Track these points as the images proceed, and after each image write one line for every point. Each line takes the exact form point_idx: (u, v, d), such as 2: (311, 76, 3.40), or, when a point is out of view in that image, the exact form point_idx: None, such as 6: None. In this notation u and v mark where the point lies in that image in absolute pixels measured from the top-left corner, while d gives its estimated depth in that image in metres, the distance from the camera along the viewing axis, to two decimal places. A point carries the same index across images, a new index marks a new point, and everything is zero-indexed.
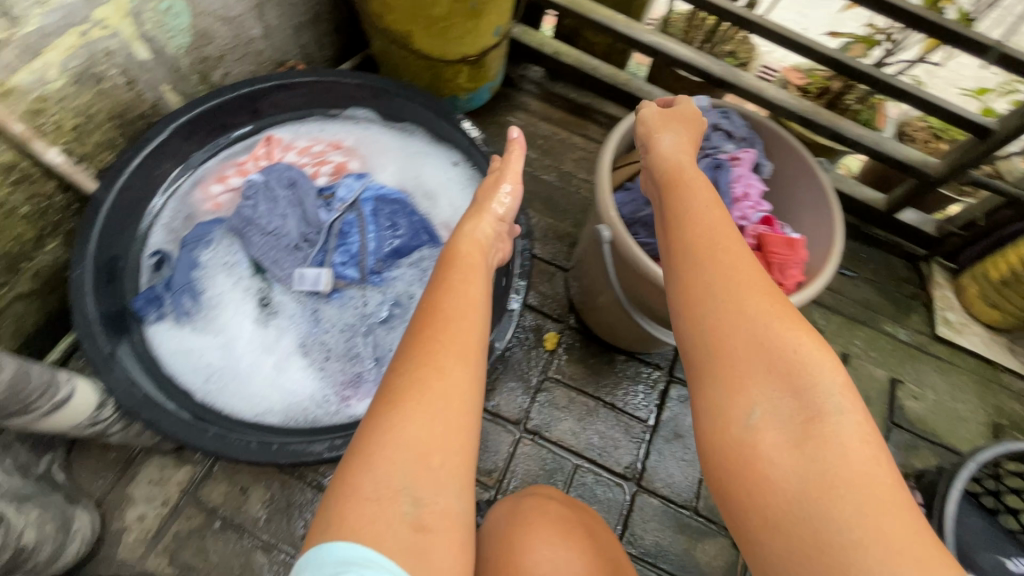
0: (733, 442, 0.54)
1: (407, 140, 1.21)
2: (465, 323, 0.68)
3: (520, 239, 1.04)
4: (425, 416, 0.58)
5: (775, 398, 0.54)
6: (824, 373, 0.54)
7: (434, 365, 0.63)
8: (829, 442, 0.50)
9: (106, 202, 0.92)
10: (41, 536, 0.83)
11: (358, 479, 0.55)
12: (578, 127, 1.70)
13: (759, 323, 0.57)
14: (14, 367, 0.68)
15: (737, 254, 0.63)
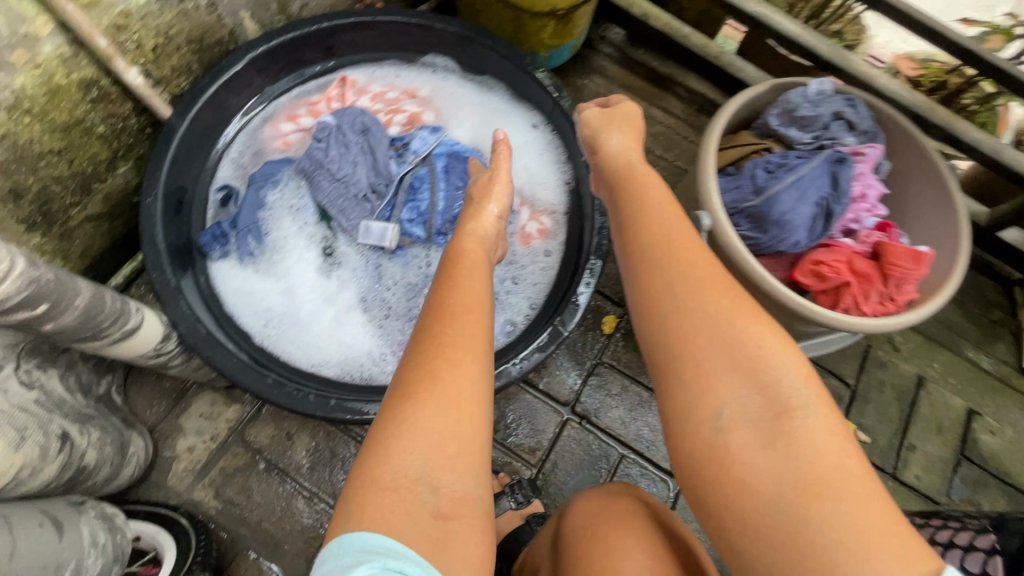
0: (707, 444, 0.52)
1: (486, 96, 1.13)
2: (461, 305, 0.65)
3: (600, 214, 0.96)
4: (431, 398, 0.56)
5: (744, 394, 0.51)
6: (783, 364, 0.51)
7: (438, 348, 0.60)
8: (801, 439, 0.48)
9: (180, 129, 0.89)
10: (100, 458, 0.84)
11: (373, 466, 0.53)
12: (656, 99, 1.58)
13: (719, 317, 0.54)
14: (90, 292, 0.66)
15: (691, 251, 0.60)
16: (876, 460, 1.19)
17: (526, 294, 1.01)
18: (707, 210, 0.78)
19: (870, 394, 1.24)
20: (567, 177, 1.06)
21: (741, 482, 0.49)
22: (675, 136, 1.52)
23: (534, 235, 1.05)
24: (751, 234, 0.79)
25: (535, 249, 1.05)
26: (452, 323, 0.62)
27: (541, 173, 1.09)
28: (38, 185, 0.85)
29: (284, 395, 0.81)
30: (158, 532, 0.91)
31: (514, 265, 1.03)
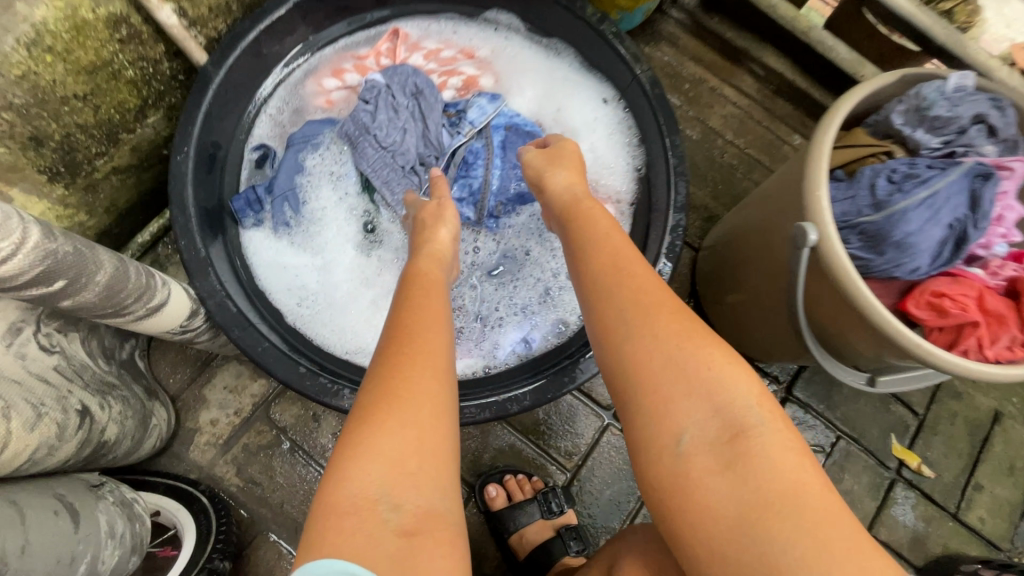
0: (672, 472, 0.49)
1: (553, 61, 1.00)
2: (422, 321, 0.63)
3: (676, 211, 0.85)
4: (393, 413, 0.53)
5: (698, 415, 0.50)
6: (729, 381, 0.50)
7: (399, 362, 0.57)
8: (755, 457, 0.47)
9: (216, 80, 0.79)
10: (122, 432, 0.79)
11: (336, 483, 0.50)
12: (729, 76, 1.41)
13: (669, 340, 0.53)
14: (112, 266, 0.59)
15: (640, 277, 0.58)
16: (938, 497, 1.09)
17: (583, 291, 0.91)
18: (815, 224, 0.66)
19: (939, 425, 1.13)
20: (637, 163, 0.94)
21: (704, 508, 0.47)
22: (747, 120, 1.36)
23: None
24: (865, 255, 0.68)
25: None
26: (412, 337, 0.60)
27: (608, 156, 0.97)
28: (61, 133, 0.76)
29: (318, 389, 0.74)
30: (179, 509, 0.87)
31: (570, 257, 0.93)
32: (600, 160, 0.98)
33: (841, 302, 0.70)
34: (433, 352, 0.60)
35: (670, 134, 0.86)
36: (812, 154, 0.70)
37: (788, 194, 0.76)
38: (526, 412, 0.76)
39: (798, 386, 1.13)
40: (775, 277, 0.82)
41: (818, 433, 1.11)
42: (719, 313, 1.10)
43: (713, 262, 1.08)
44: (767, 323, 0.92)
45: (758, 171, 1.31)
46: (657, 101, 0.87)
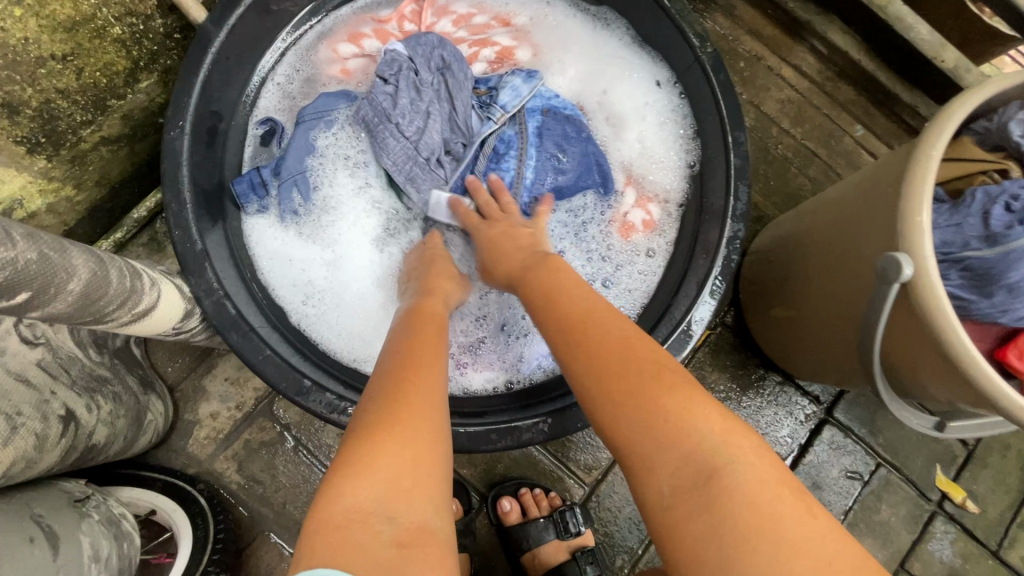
0: (663, 526, 0.43)
1: (599, 33, 0.88)
2: (421, 343, 0.57)
3: (735, 220, 0.73)
4: (396, 429, 0.47)
5: (672, 462, 0.44)
6: (694, 418, 0.45)
7: (400, 378, 0.51)
8: (733, 499, 0.41)
9: (216, 41, 0.69)
10: (112, 433, 0.73)
11: (328, 496, 0.43)
12: (789, 51, 1.23)
13: (616, 389, 0.48)
14: (88, 271, 0.51)
15: (608, 321, 0.54)
16: (980, 534, 1.02)
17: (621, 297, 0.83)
18: (910, 259, 0.56)
19: (989, 458, 1.04)
20: (692, 159, 0.82)
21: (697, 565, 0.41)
22: (806, 106, 1.21)
23: (637, 227, 0.84)
24: (965, 295, 0.58)
25: (635, 245, 0.84)
26: (411, 357, 0.54)
27: (657, 148, 0.85)
28: (39, 99, 0.68)
29: (322, 407, 0.66)
30: (175, 510, 0.82)
31: (605, 261, 0.85)
32: (648, 152, 0.86)
33: (928, 346, 0.60)
34: (434, 369, 0.54)
35: (734, 129, 0.74)
36: (913, 171, 0.59)
37: (870, 214, 0.66)
38: (551, 441, 0.69)
39: (840, 408, 1.04)
40: (842, 304, 0.72)
41: (857, 459, 1.03)
42: (761, 330, 0.99)
43: (757, 270, 0.97)
44: (822, 349, 0.82)
45: (813, 165, 1.18)
46: (722, 87, 0.74)
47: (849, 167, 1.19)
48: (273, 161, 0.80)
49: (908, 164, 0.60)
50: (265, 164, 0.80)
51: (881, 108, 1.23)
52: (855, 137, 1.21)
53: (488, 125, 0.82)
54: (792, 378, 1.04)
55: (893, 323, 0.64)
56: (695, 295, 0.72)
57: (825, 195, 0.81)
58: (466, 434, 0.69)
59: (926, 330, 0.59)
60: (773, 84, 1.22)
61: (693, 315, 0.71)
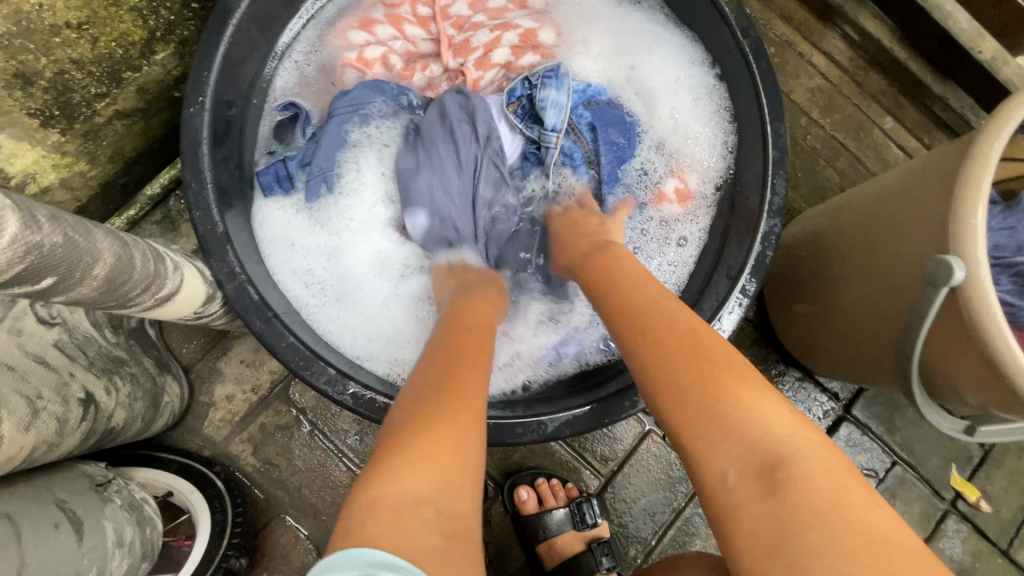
0: (721, 510, 0.44)
1: (625, 6, 0.84)
2: (465, 341, 0.58)
3: (771, 215, 0.70)
4: (448, 420, 0.47)
5: (735, 450, 0.45)
6: (760, 414, 0.46)
7: (451, 372, 0.52)
8: (800, 485, 0.42)
9: (237, 11, 0.66)
10: (130, 415, 0.72)
11: (381, 475, 0.43)
12: (822, 36, 1.19)
13: (685, 380, 0.49)
14: (112, 254, 0.49)
15: (676, 317, 0.55)
16: (991, 533, 1.02)
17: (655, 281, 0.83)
18: (961, 260, 0.55)
19: (1004, 458, 1.04)
20: (727, 137, 0.79)
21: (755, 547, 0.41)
22: (836, 96, 1.17)
23: (668, 199, 0.83)
24: (1015, 300, 0.58)
25: (670, 225, 0.83)
26: (467, 357, 0.55)
27: (690, 124, 0.82)
28: (53, 70, 0.65)
29: (346, 396, 0.66)
30: (192, 493, 0.81)
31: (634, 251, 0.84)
32: (684, 128, 0.83)
33: (971, 350, 0.59)
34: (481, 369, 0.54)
35: (774, 119, 0.71)
36: (968, 172, 0.57)
37: (909, 222, 0.65)
38: (575, 436, 0.68)
39: (858, 405, 1.03)
40: (879, 307, 0.71)
41: (873, 457, 1.03)
42: (783, 325, 0.98)
43: (782, 266, 0.95)
44: (849, 348, 0.81)
45: (842, 158, 1.15)
46: (762, 75, 0.71)
47: (878, 160, 1.16)
48: (301, 152, 0.79)
49: (965, 163, 0.58)
50: (290, 154, 0.79)
51: (912, 99, 1.19)
52: (885, 129, 1.17)
53: (547, 152, 0.82)
54: (811, 375, 1.03)
55: (940, 327, 0.62)
56: (721, 301, 0.71)
57: (858, 190, 0.80)
58: (490, 427, 0.68)
59: (970, 334, 0.57)
60: (803, 71, 1.17)
61: (718, 321, 0.70)
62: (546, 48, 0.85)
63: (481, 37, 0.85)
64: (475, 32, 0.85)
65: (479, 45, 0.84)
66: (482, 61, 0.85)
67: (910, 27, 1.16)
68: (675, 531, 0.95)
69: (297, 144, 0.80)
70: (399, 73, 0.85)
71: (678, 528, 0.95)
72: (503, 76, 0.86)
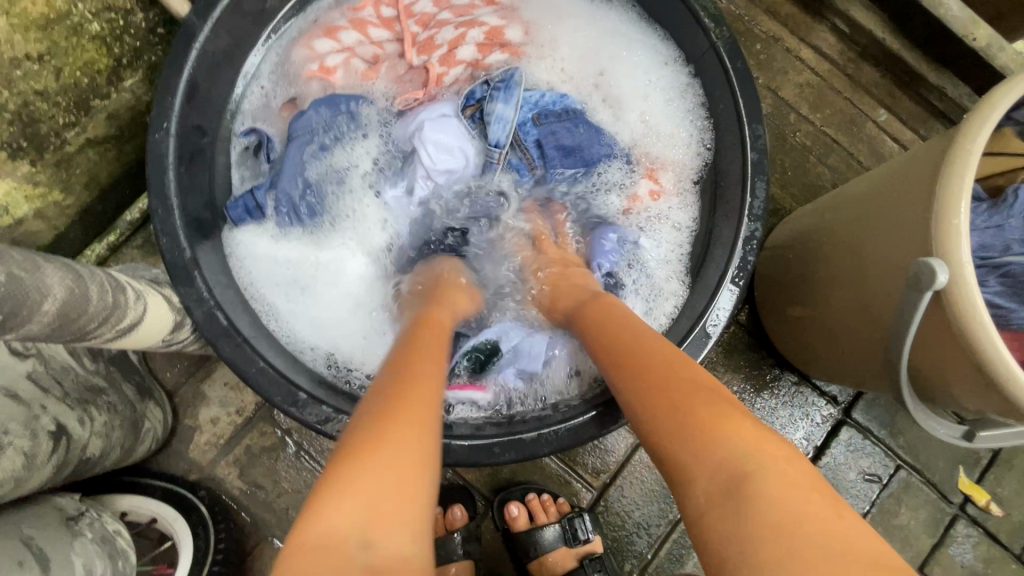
0: (696, 530, 0.43)
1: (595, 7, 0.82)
2: (421, 359, 0.55)
3: (752, 219, 0.68)
4: (397, 428, 0.45)
5: (703, 469, 0.43)
6: (722, 422, 0.45)
7: (404, 386, 0.50)
8: (763, 505, 0.39)
9: (202, 35, 0.66)
10: (108, 445, 0.72)
11: (335, 483, 0.42)
12: (809, 31, 1.16)
13: (665, 421, 0.47)
14: (65, 289, 0.48)
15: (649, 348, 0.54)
16: (1003, 537, 0.98)
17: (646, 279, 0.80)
18: (942, 260, 0.52)
19: (1015, 459, 1.00)
20: (703, 135, 0.77)
21: (716, 549, 0.40)
22: (826, 90, 1.14)
23: (643, 198, 0.81)
24: (1005, 302, 0.55)
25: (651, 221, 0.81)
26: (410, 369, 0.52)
27: (663, 122, 0.81)
28: (17, 102, 0.65)
29: (324, 420, 0.64)
30: (175, 519, 0.81)
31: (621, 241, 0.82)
32: (654, 128, 0.82)
33: (959, 356, 0.57)
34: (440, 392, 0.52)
35: (752, 120, 0.68)
36: (949, 169, 0.55)
37: (897, 220, 0.62)
38: (558, 453, 0.65)
39: (858, 408, 1.00)
40: (867, 307, 0.68)
41: (876, 461, 0.99)
42: (774, 326, 0.95)
43: (772, 267, 0.93)
44: (842, 352, 0.78)
45: (834, 154, 1.12)
46: (738, 76, 0.69)
47: (871, 155, 1.13)
48: (267, 180, 0.78)
49: (947, 159, 0.56)
50: (259, 184, 0.78)
51: (906, 90, 1.16)
52: (879, 123, 1.14)
53: (492, 167, 0.82)
54: (808, 378, 1.00)
55: (927, 333, 0.59)
56: (712, 294, 0.68)
57: (847, 189, 0.77)
58: (467, 447, 0.65)
59: (959, 340, 0.55)
60: (792, 67, 1.15)
61: (711, 317, 0.67)
62: (514, 46, 0.84)
63: (446, 34, 0.83)
64: (440, 34, 0.83)
65: (443, 43, 0.83)
66: (447, 58, 0.82)
67: (902, 16, 1.13)
68: (671, 545, 0.92)
69: (263, 170, 0.81)
70: (364, 78, 0.83)
71: (674, 540, 0.93)
72: (468, 73, 0.84)
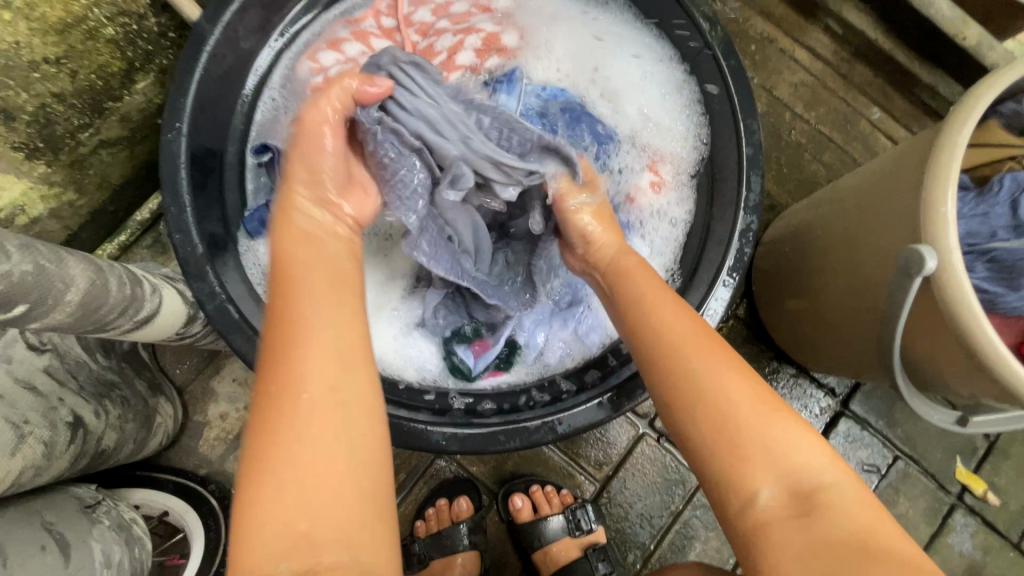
0: (751, 522, 0.46)
1: (586, 11, 0.85)
2: (291, 311, 0.49)
3: (748, 211, 0.70)
4: (284, 435, 0.44)
5: (770, 474, 0.46)
6: (796, 440, 0.47)
7: (275, 376, 0.46)
8: (834, 511, 0.44)
9: (212, 38, 0.68)
10: (121, 437, 0.73)
11: (244, 512, 0.42)
12: (802, 31, 1.18)
13: (738, 429, 0.48)
14: (86, 280, 0.50)
15: (707, 342, 0.53)
16: (1001, 526, 1.00)
17: (648, 270, 0.82)
18: (931, 246, 0.54)
19: (1012, 449, 1.01)
20: (698, 127, 0.79)
21: (773, 555, 0.44)
22: (820, 89, 1.17)
23: (646, 191, 0.82)
24: (992, 287, 0.57)
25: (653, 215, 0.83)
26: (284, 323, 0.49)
27: (660, 117, 0.82)
28: (35, 104, 0.67)
29: None
30: (186, 511, 0.83)
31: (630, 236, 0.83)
32: (655, 120, 0.83)
33: (948, 339, 0.58)
34: (330, 351, 0.48)
35: (745, 116, 0.71)
36: (936, 161, 0.57)
37: (888, 216, 0.64)
38: (562, 441, 0.67)
39: (856, 399, 1.02)
40: (861, 298, 0.70)
41: (874, 452, 1.01)
42: (771, 318, 0.97)
43: (769, 261, 0.94)
44: (838, 341, 0.80)
45: (829, 151, 1.15)
46: (733, 73, 0.72)
47: (865, 152, 1.15)
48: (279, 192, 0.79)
49: (932, 150, 0.58)
50: (272, 198, 0.79)
51: (899, 88, 1.18)
52: (872, 120, 1.17)
53: None
54: (806, 370, 1.02)
55: (918, 318, 0.61)
56: (709, 285, 0.71)
57: (841, 183, 0.79)
58: (474, 436, 0.67)
59: (948, 323, 0.57)
60: (787, 67, 1.17)
61: (708, 306, 0.70)
62: (510, 50, 0.86)
63: (444, 42, 0.84)
64: (439, 40, 0.84)
65: (443, 49, 0.84)
66: (447, 63, 0.83)
67: (894, 16, 1.15)
68: (673, 535, 0.94)
69: (274, 184, 0.81)
70: None
71: (676, 531, 0.94)
72: (469, 78, 0.84)
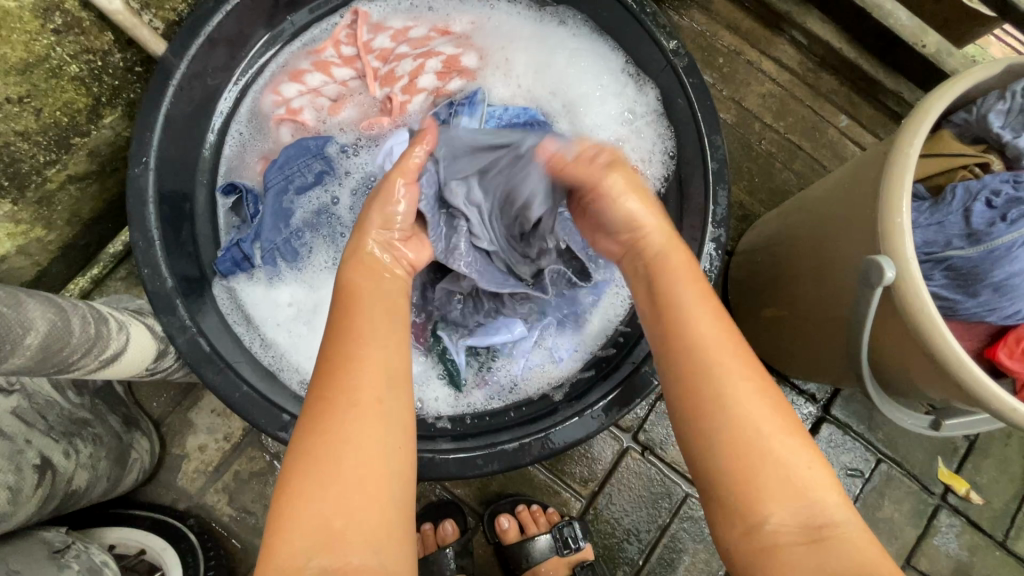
0: (753, 551, 0.43)
1: (546, 27, 0.86)
2: (352, 349, 0.48)
3: (715, 226, 0.71)
4: (326, 437, 0.43)
5: (786, 505, 0.43)
6: (806, 467, 0.44)
7: (332, 378, 0.46)
8: (840, 548, 0.41)
9: (178, 72, 0.68)
10: (94, 476, 0.72)
11: (281, 515, 0.42)
12: (768, 44, 1.20)
13: (748, 462, 0.44)
14: (47, 322, 0.50)
15: (727, 361, 0.47)
16: (985, 525, 1.00)
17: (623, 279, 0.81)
18: (889, 259, 0.56)
19: (991, 447, 1.02)
20: (667, 140, 0.79)
21: None
22: (788, 99, 1.19)
23: None
24: (950, 294, 0.59)
25: None
26: (337, 350, 0.48)
27: (615, 126, 0.84)
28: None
29: None
30: (164, 549, 0.81)
31: None
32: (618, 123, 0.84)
33: (916, 349, 0.59)
34: (381, 374, 0.47)
35: (710, 132, 0.72)
36: (891, 173, 0.58)
37: (850, 223, 0.65)
38: (542, 462, 0.67)
39: (837, 404, 1.03)
40: (832, 309, 0.71)
41: (857, 456, 1.01)
42: (752, 332, 0.97)
43: (746, 270, 0.95)
44: (812, 349, 0.81)
45: (799, 160, 1.17)
46: (694, 90, 0.72)
47: (834, 159, 1.17)
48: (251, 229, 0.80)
49: (886, 164, 0.59)
50: (243, 235, 0.79)
51: (864, 95, 1.20)
52: (840, 128, 1.19)
53: None
54: (787, 378, 1.02)
55: (886, 328, 0.62)
56: None
57: (806, 194, 0.80)
58: (451, 462, 0.66)
59: (915, 334, 0.58)
60: (755, 78, 1.19)
61: None
62: (470, 71, 0.86)
63: (405, 66, 0.85)
64: (399, 65, 0.85)
65: (404, 74, 0.85)
66: (408, 88, 0.85)
67: (856, 25, 1.17)
68: (662, 549, 0.94)
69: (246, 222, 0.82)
70: (329, 114, 0.85)
71: (664, 544, 0.94)
72: (432, 100, 0.85)
